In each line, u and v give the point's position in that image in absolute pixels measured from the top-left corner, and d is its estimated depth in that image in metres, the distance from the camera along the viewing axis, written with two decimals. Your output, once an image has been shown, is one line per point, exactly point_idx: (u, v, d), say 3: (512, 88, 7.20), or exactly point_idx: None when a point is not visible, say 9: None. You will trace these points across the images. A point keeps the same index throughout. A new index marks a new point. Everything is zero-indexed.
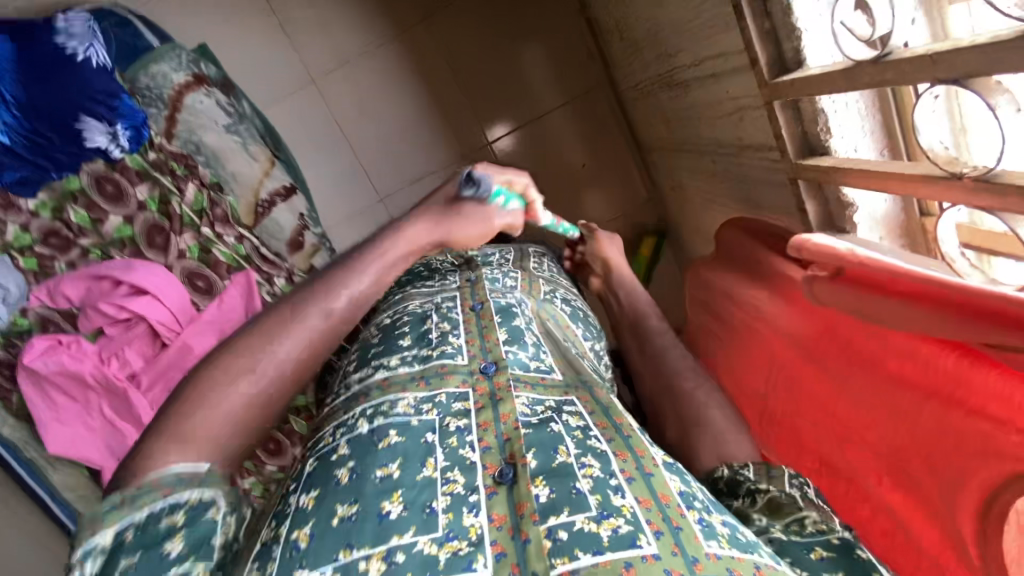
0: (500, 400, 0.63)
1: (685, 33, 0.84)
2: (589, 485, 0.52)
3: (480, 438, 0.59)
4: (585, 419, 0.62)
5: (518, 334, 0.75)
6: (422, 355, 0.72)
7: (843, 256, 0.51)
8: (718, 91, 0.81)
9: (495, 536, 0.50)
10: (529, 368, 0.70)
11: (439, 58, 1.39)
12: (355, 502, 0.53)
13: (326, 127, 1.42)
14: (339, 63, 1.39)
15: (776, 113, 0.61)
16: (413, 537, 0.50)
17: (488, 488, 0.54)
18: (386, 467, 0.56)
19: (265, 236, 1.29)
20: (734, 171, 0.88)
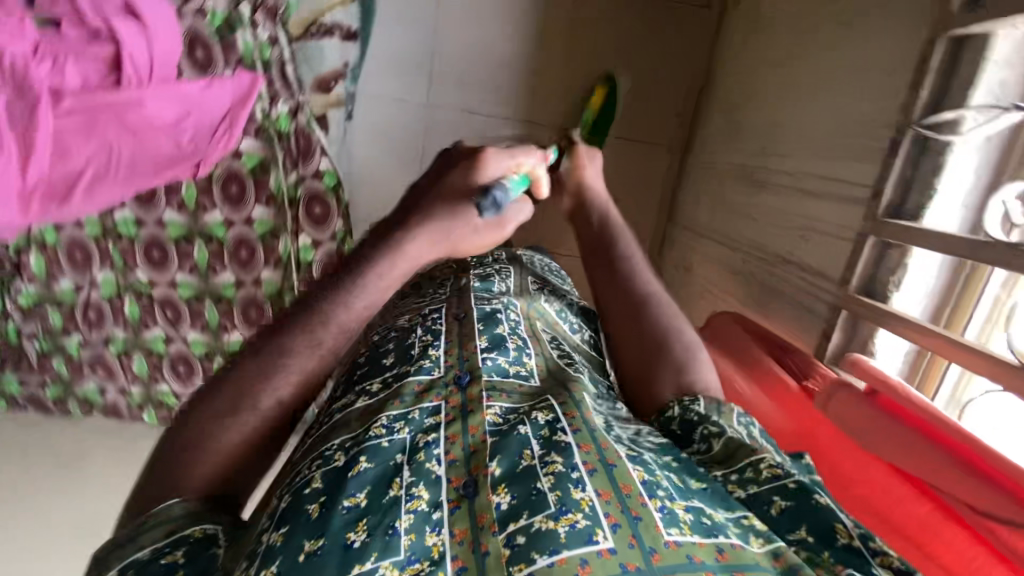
0: (471, 410, 0.57)
1: (800, 146, 0.88)
2: (549, 484, 0.47)
3: (449, 450, 0.53)
4: (553, 410, 0.56)
5: (500, 339, 0.70)
6: (401, 372, 0.65)
7: (890, 384, 0.57)
8: (795, 206, 0.86)
9: (456, 551, 0.44)
10: (506, 376, 0.64)
11: (563, 18, 1.35)
12: (321, 536, 0.45)
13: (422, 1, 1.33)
14: None
15: (865, 247, 0.66)
16: (374, 563, 0.43)
17: (451, 503, 0.48)
18: (354, 497, 0.48)
19: (302, 57, 1.26)
20: (761, 280, 0.93)
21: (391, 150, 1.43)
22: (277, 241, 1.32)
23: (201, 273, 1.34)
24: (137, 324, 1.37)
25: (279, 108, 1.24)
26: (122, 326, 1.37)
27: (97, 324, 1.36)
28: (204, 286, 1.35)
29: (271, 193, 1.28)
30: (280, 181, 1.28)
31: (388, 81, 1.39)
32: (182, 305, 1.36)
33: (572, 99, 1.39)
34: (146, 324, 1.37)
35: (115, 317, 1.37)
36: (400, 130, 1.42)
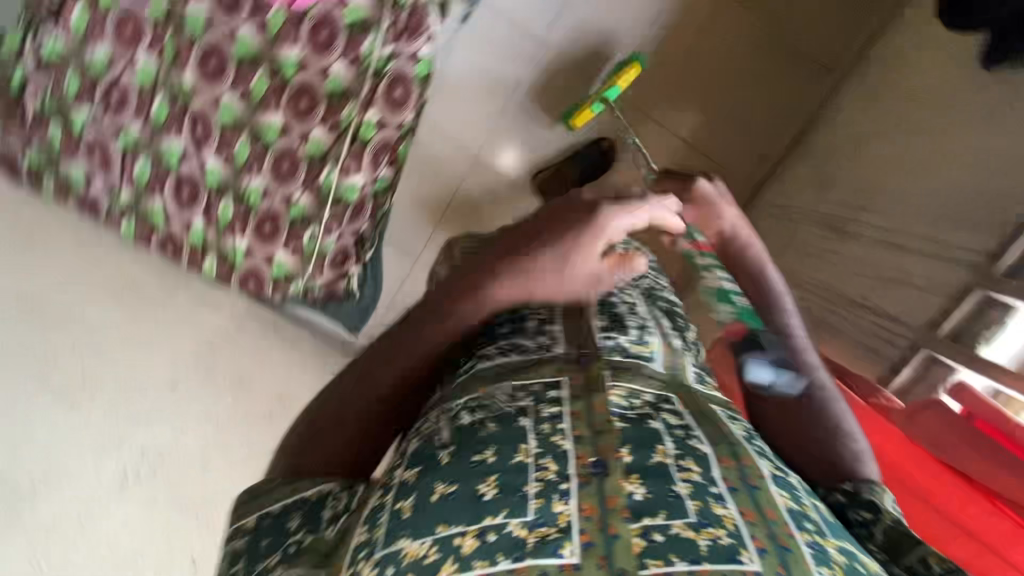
0: (596, 389, 0.56)
1: (904, 204, 0.98)
2: (688, 491, 0.47)
3: (574, 426, 0.52)
4: (684, 419, 0.56)
5: (617, 319, 0.67)
6: (521, 343, 0.65)
7: (994, 410, 0.80)
8: (886, 254, 0.98)
9: (582, 526, 0.44)
10: (625, 358, 0.62)
11: (704, 14, 1.38)
12: (456, 481, 0.49)
13: None
14: None
15: (970, 301, 0.85)
16: (503, 519, 0.45)
17: (579, 477, 0.48)
18: (482, 453, 0.51)
19: None
20: (828, 306, 1.06)
21: (491, 63, 1.41)
22: (342, 107, 1.24)
23: (251, 104, 1.23)
24: (157, 128, 1.23)
25: None
26: (138, 122, 1.23)
27: (115, 110, 1.22)
28: (248, 118, 1.23)
29: (358, 56, 1.21)
30: (372, 50, 1.20)
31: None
32: (213, 125, 1.23)
33: (679, 90, 1.41)
34: (167, 133, 1.24)
35: (137, 110, 1.22)
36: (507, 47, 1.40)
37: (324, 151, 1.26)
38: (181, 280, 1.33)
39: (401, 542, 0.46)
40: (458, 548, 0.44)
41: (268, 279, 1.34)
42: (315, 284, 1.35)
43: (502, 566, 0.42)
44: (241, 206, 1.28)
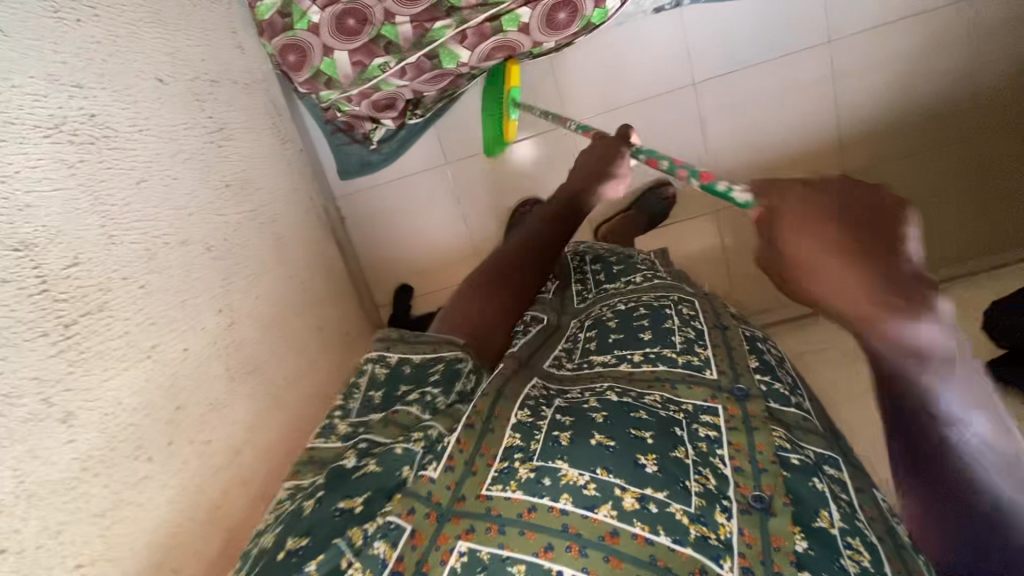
0: (756, 428, 0.76)
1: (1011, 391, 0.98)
2: (855, 569, 0.63)
3: (733, 456, 0.72)
4: (847, 493, 0.74)
5: (770, 369, 0.92)
6: (667, 355, 0.88)
7: None
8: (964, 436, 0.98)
9: (743, 552, 0.62)
10: (787, 406, 0.85)
11: (848, 162, 1.40)
12: (614, 441, 0.68)
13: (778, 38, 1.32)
14: (832, 84, 1.35)
15: None
16: (666, 499, 0.63)
17: (740, 503, 0.67)
18: (639, 431, 0.70)
19: None
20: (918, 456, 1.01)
21: (650, 73, 1.35)
22: None
23: None
24: None
25: None
26: None
27: None
28: None
29: None
30: None
31: (720, 31, 1.31)
32: None
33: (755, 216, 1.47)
34: None
35: None
36: (670, 60, 1.34)
37: (458, 5, 1.18)
38: None
39: (560, 464, 0.65)
40: (619, 500, 0.62)
41: (311, 66, 1.22)
42: (348, 106, 1.30)
43: (664, 540, 0.60)
44: None
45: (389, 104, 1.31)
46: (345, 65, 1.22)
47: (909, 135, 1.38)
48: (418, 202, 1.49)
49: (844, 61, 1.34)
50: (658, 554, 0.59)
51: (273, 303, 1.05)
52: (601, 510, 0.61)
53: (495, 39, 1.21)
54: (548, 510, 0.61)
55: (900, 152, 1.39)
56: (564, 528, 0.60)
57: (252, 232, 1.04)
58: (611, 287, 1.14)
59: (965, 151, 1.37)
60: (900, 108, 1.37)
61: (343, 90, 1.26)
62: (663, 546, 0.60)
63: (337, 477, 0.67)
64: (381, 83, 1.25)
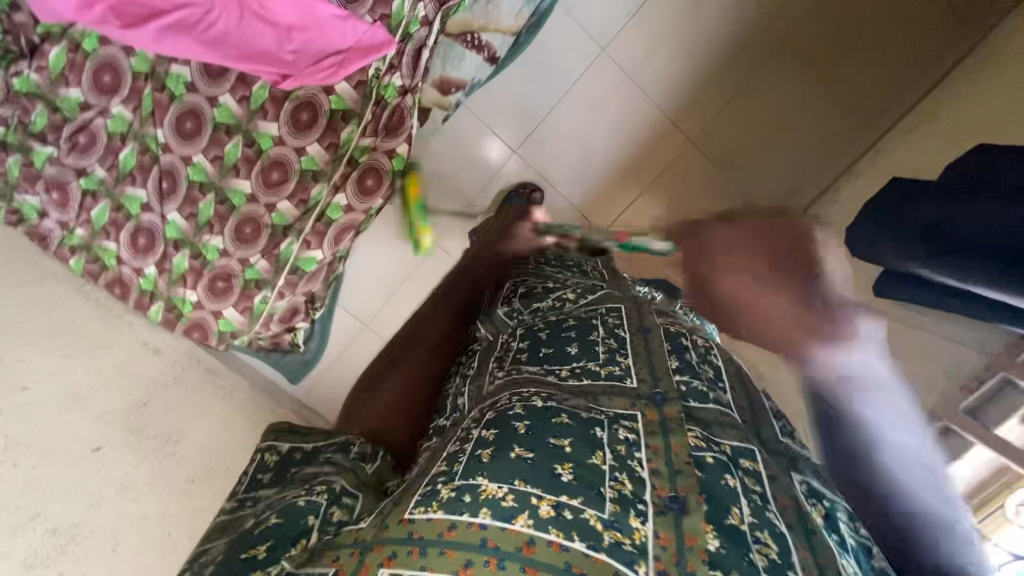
0: (672, 430, 0.76)
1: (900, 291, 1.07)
2: (764, 561, 0.64)
3: (650, 459, 0.73)
4: (762, 486, 0.74)
5: (691, 365, 0.89)
6: (591, 368, 0.87)
7: None
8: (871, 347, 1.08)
9: (659, 552, 0.63)
10: (705, 402, 0.83)
11: (690, 128, 1.44)
12: (531, 449, 0.71)
13: (561, 71, 1.40)
14: (630, 76, 1.41)
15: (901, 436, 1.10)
16: (580, 502, 0.65)
17: (655, 505, 0.67)
18: (557, 439, 0.73)
19: (445, 55, 1.27)
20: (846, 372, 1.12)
21: (478, 156, 1.47)
22: (313, 185, 1.31)
23: (222, 168, 1.29)
24: (123, 175, 1.28)
25: (393, 79, 1.25)
26: (104, 167, 1.27)
27: (84, 151, 1.26)
28: (217, 181, 1.30)
29: (336, 142, 1.29)
30: (351, 138, 1.28)
31: (514, 96, 1.41)
32: (181, 179, 1.29)
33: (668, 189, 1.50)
34: (132, 181, 1.28)
35: (105, 154, 1.26)
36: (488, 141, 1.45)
37: (289, 223, 1.33)
38: (121, 323, 1.36)
39: (481, 479, 0.68)
40: (535, 507, 0.64)
41: (214, 332, 1.39)
42: (262, 336, 1.46)
43: (578, 545, 0.61)
44: (196, 261, 1.34)
45: (293, 312, 1.46)
46: (237, 314, 1.39)
47: (739, 69, 1.40)
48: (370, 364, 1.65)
49: (625, 56, 1.39)
50: (573, 559, 0.60)
51: None
52: (518, 519, 0.63)
53: (334, 229, 1.34)
54: (468, 526, 0.62)
55: (740, 89, 1.42)
56: (483, 542, 0.61)
57: None
58: (543, 304, 1.06)
59: (804, 50, 1.38)
60: (709, 60, 1.40)
61: (249, 332, 1.41)
62: (576, 550, 0.61)
63: (241, 539, 0.74)
64: (271, 310, 1.41)
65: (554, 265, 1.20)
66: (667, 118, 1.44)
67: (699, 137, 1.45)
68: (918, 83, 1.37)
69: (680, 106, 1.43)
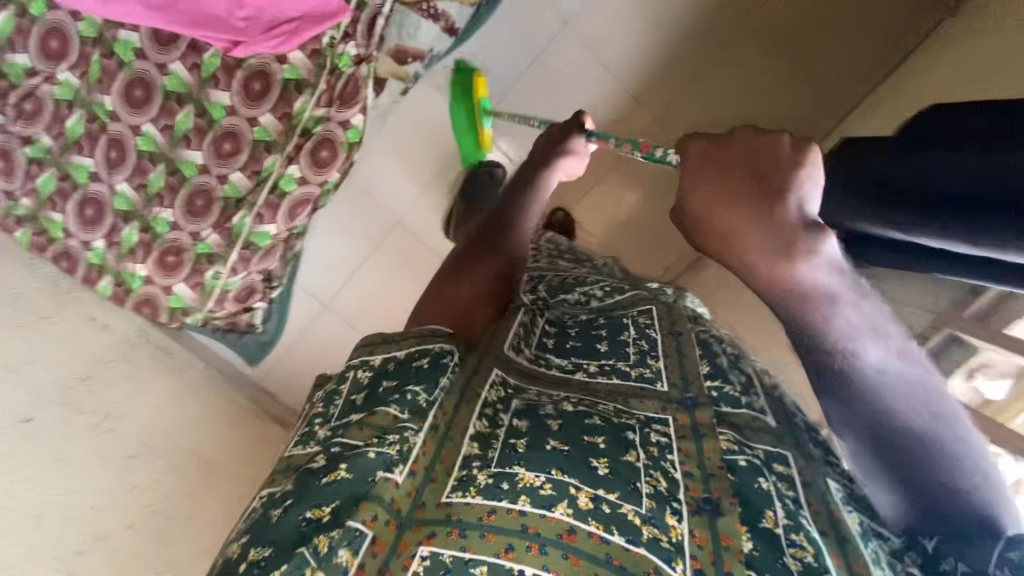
0: (704, 434, 0.70)
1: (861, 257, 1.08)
2: (796, 569, 0.57)
3: (683, 463, 0.67)
4: (795, 489, 0.65)
5: (719, 367, 0.80)
6: (623, 368, 0.82)
7: None
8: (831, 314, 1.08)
9: (695, 553, 0.58)
10: (738, 407, 0.74)
11: (655, 107, 1.43)
12: (566, 443, 0.64)
13: (524, 47, 1.38)
14: (594, 53, 1.39)
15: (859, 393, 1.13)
16: (619, 500, 0.60)
17: (690, 505, 0.62)
18: (593, 438, 0.66)
19: (400, 24, 1.23)
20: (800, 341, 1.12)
21: (438, 133, 1.45)
22: (267, 156, 1.28)
23: (172, 138, 1.26)
24: (70, 143, 1.25)
25: (347, 48, 1.23)
26: (51, 135, 1.24)
27: (30, 118, 1.23)
28: (168, 152, 1.27)
29: (290, 113, 1.26)
30: (304, 109, 1.26)
31: (476, 72, 1.39)
32: (130, 149, 1.26)
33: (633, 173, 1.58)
34: (79, 149, 1.25)
35: (52, 122, 1.24)
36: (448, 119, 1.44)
37: (242, 196, 1.31)
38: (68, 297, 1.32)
39: (517, 468, 0.61)
40: (574, 498, 0.59)
41: (165, 309, 1.36)
42: (217, 315, 1.42)
43: (619, 539, 0.57)
44: (146, 234, 1.31)
45: (248, 292, 1.42)
46: (188, 290, 1.36)
47: (706, 46, 1.39)
48: (330, 345, 1.62)
49: (590, 32, 1.37)
50: (615, 552, 0.56)
51: (223, 527, 1.18)
52: (558, 508, 0.58)
53: (287, 202, 1.31)
54: (507, 512, 0.57)
55: (705, 67, 1.40)
56: (523, 527, 0.56)
57: (175, 482, 1.18)
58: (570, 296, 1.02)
59: (771, 27, 1.36)
60: (676, 36, 1.38)
61: (201, 309, 1.38)
62: (617, 545, 0.56)
63: (305, 481, 0.61)
64: (225, 287, 1.37)
65: (566, 257, 1.19)
66: (634, 96, 1.43)
67: (663, 117, 1.44)
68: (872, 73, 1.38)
69: (646, 83, 1.42)
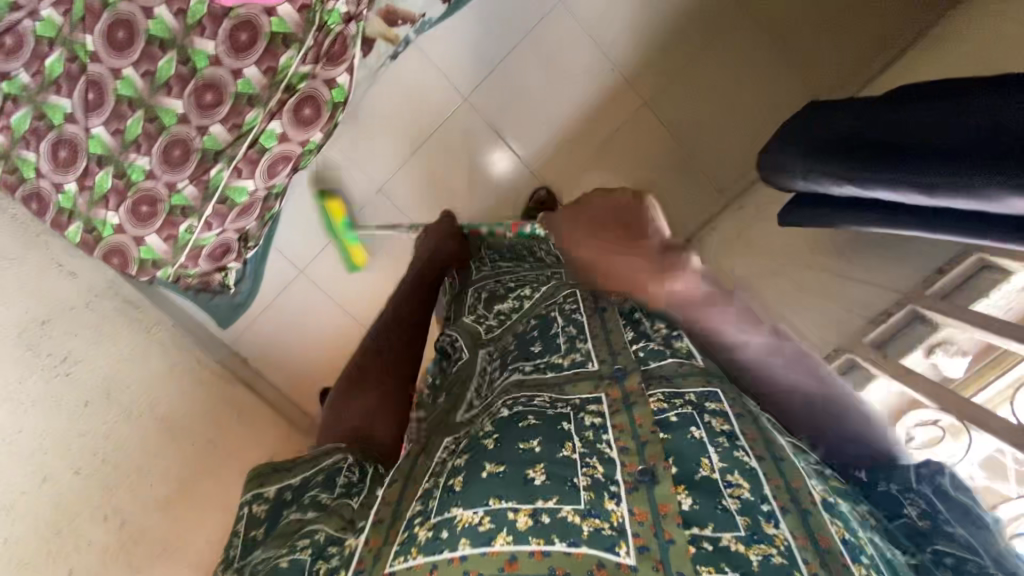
0: (635, 402, 0.69)
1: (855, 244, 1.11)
2: (736, 507, 0.58)
3: (619, 438, 0.65)
4: (729, 422, 0.67)
5: (647, 331, 0.83)
6: (555, 362, 0.81)
7: None
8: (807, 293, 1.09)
9: (636, 530, 0.55)
10: (664, 360, 0.76)
11: (645, 91, 1.43)
12: (502, 463, 0.62)
13: (517, 20, 1.38)
14: (588, 31, 1.39)
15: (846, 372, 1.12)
16: (556, 502, 0.57)
17: (627, 483, 0.60)
18: (528, 441, 0.64)
19: None
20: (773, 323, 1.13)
21: (427, 102, 1.44)
22: (248, 110, 1.26)
23: (153, 84, 1.24)
24: (48, 82, 1.23)
25: (337, 5, 1.21)
26: (29, 73, 1.22)
27: (8, 53, 1.20)
28: (148, 98, 1.24)
29: (274, 67, 1.24)
30: (290, 64, 1.24)
31: (467, 43, 1.39)
32: (109, 92, 1.24)
33: None
34: (58, 89, 1.23)
35: (31, 59, 1.21)
36: (438, 88, 1.43)
37: (220, 148, 1.28)
38: (37, 242, 1.29)
39: (456, 509, 0.58)
40: (512, 522, 0.55)
41: (134, 260, 1.32)
42: (189, 272, 1.39)
43: (559, 546, 0.54)
44: (120, 181, 1.28)
45: (224, 250, 1.39)
46: (161, 244, 1.32)
47: (697, 32, 1.39)
48: (302, 312, 1.61)
49: (584, 9, 1.37)
50: (557, 563, 0.53)
51: (174, 483, 1.13)
52: (497, 540, 0.54)
53: (267, 158, 1.30)
54: (447, 563, 0.53)
55: (696, 53, 1.41)
56: (465, 574, 0.52)
57: (129, 433, 1.14)
58: (505, 308, 1.02)
59: (762, 18, 1.37)
60: (668, 19, 1.38)
61: (172, 263, 1.34)
62: (558, 553, 0.53)
63: None
64: (198, 243, 1.34)
65: (512, 259, 1.20)
66: (626, 78, 1.43)
67: (654, 100, 1.44)
68: (866, 67, 1.37)
69: (638, 67, 1.42)
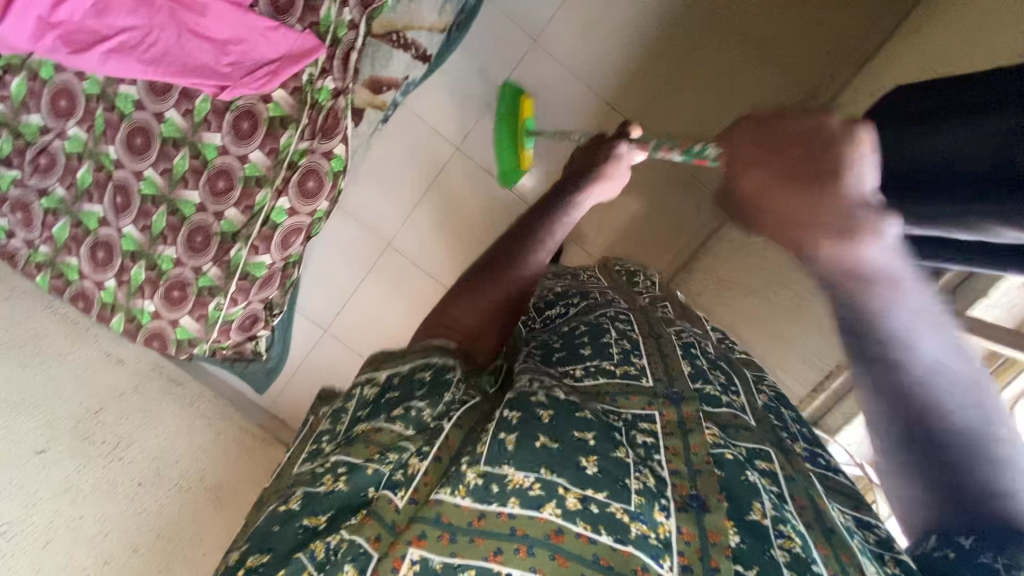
0: (691, 428, 0.63)
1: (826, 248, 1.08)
2: (784, 561, 0.52)
3: (670, 459, 0.59)
4: (778, 484, 0.61)
5: (703, 369, 0.77)
6: (605, 368, 0.72)
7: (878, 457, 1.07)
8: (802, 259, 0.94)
9: (683, 547, 0.52)
10: (720, 408, 0.69)
11: (632, 113, 1.45)
12: (557, 440, 0.56)
13: (495, 68, 1.44)
14: (564, 68, 1.43)
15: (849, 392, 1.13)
16: (608, 498, 0.53)
17: (677, 501, 0.55)
18: (584, 432, 0.57)
19: (372, 56, 1.32)
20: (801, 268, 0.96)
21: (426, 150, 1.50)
22: (258, 190, 1.35)
23: (171, 180, 1.35)
24: (80, 192, 1.37)
25: (325, 83, 1.30)
26: (64, 187, 1.37)
27: (45, 172, 1.36)
28: (168, 193, 1.35)
29: (276, 147, 1.33)
30: (290, 143, 1.32)
31: (452, 95, 1.46)
32: (134, 194, 1.35)
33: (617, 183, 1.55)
34: (90, 198, 1.37)
35: (64, 175, 1.36)
36: (433, 138, 1.49)
37: (237, 229, 1.37)
38: None
39: (506, 468, 0.54)
40: (563, 498, 0.52)
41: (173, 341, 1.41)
42: (223, 345, 1.47)
43: (608, 539, 0.51)
44: (153, 271, 1.39)
45: (252, 320, 1.46)
46: (193, 322, 1.41)
47: (673, 50, 1.41)
48: (331, 370, 1.68)
49: (558, 46, 1.42)
50: (603, 551, 0.50)
51: None
52: (547, 507, 0.52)
53: (280, 233, 1.37)
54: (497, 514, 0.52)
55: (676, 70, 1.42)
56: (512, 530, 0.51)
57: (181, 509, 1.20)
58: (555, 313, 0.97)
59: (735, 27, 1.38)
60: (644, 43, 1.41)
61: (207, 340, 1.43)
62: (606, 544, 0.50)
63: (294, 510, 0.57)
64: (228, 317, 1.42)
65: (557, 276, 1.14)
66: (612, 105, 1.45)
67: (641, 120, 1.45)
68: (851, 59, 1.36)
69: (621, 92, 1.44)
